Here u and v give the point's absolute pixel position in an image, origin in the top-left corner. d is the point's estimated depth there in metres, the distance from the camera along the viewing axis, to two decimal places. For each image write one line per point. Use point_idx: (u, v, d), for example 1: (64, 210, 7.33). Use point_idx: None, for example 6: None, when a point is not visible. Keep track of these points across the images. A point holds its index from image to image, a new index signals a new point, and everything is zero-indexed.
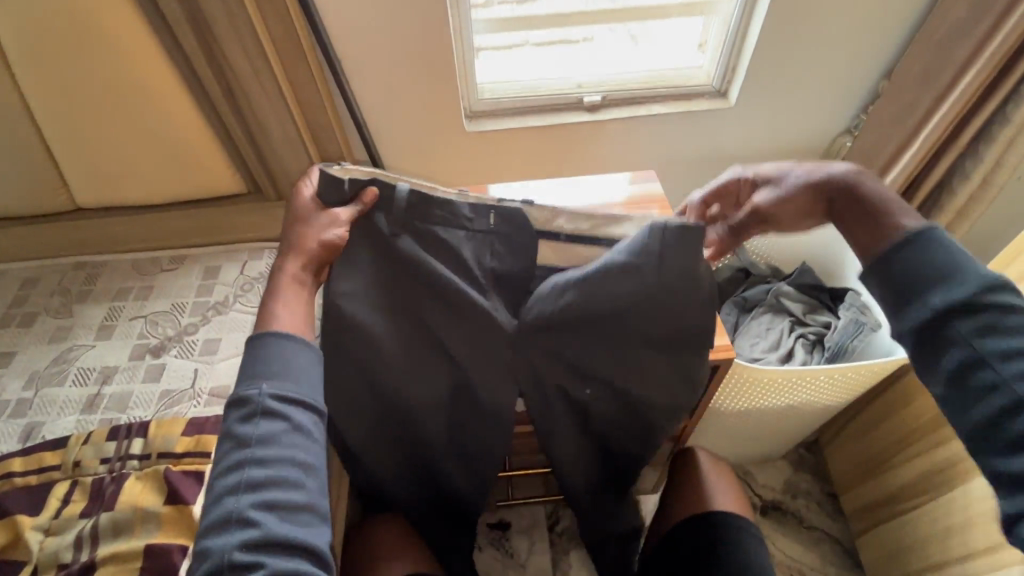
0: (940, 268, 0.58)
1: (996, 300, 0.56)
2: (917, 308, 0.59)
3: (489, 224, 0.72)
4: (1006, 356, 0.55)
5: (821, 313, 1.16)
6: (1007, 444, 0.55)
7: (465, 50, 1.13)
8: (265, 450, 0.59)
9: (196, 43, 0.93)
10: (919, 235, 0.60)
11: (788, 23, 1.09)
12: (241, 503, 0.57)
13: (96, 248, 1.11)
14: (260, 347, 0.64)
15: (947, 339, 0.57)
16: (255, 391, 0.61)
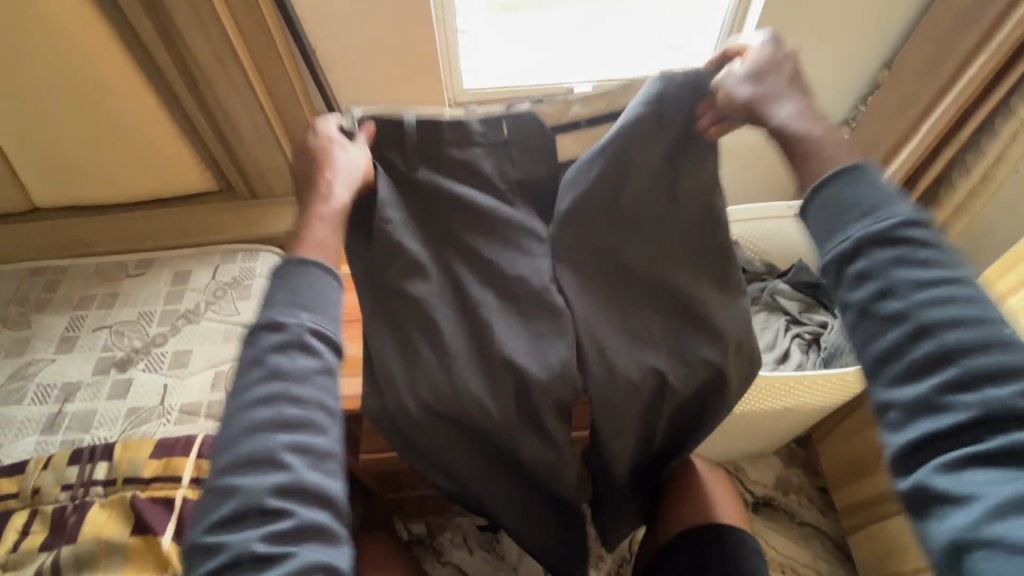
0: (873, 189, 0.45)
1: (914, 231, 0.44)
2: (837, 237, 0.46)
3: (501, 134, 0.62)
4: (924, 281, 0.43)
5: (818, 312, 1.14)
6: (901, 375, 0.44)
7: (448, 38, 1.06)
8: (301, 389, 0.45)
9: (152, 28, 0.85)
10: (861, 166, 0.47)
11: (786, 10, 1.04)
12: (268, 443, 0.43)
13: (57, 252, 1.04)
14: (285, 278, 0.48)
15: (863, 271, 0.45)
16: (292, 317, 0.46)
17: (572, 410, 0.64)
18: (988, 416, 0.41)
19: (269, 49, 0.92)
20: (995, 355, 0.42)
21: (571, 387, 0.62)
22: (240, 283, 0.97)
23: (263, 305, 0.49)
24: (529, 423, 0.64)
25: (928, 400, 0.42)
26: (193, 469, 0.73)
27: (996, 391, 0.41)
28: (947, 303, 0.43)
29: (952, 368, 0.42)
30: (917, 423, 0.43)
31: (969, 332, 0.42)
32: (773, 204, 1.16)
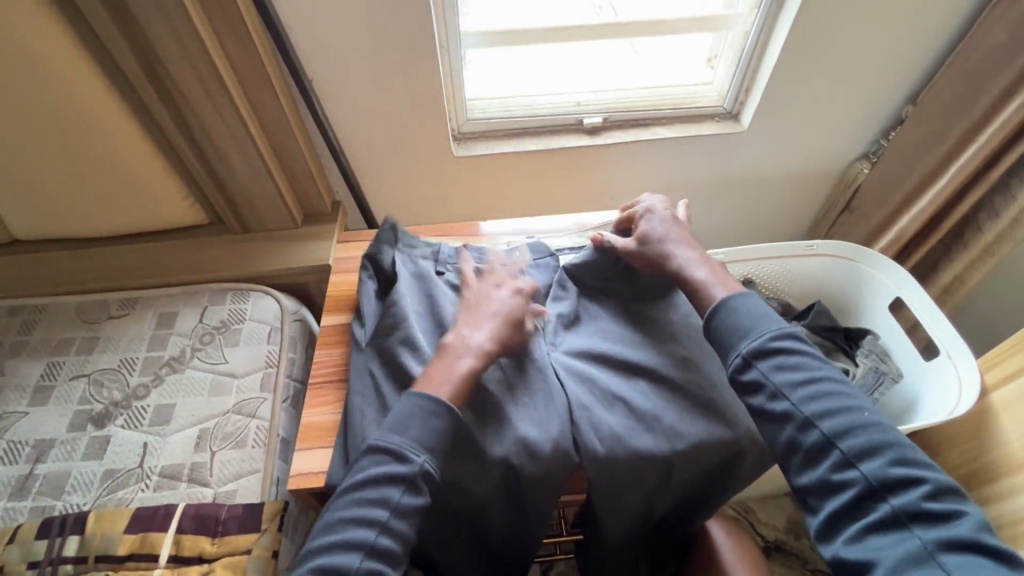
0: (746, 319, 0.65)
1: (784, 342, 0.63)
2: (732, 355, 0.64)
3: (515, 255, 0.87)
4: (795, 387, 0.60)
5: (837, 358, 1.03)
6: (802, 462, 0.59)
7: (453, 67, 1.01)
8: (400, 522, 0.58)
9: (139, 69, 0.80)
10: (731, 297, 0.68)
11: (808, 46, 0.99)
12: (356, 563, 0.56)
13: (33, 289, 0.98)
14: (411, 407, 0.62)
15: (754, 380, 0.62)
16: (415, 456, 0.59)
17: (551, 479, 0.65)
18: (868, 492, 0.55)
19: (260, 80, 0.87)
20: (866, 442, 0.56)
21: (563, 467, 0.65)
22: (228, 327, 0.91)
23: (387, 430, 0.62)
24: (508, 489, 0.66)
25: (825, 480, 0.57)
26: (171, 546, 0.68)
27: (871, 471, 0.55)
28: (825, 403, 0.59)
29: (838, 458, 0.56)
30: (825, 504, 0.57)
31: (843, 425, 0.57)
32: (793, 242, 1.11)
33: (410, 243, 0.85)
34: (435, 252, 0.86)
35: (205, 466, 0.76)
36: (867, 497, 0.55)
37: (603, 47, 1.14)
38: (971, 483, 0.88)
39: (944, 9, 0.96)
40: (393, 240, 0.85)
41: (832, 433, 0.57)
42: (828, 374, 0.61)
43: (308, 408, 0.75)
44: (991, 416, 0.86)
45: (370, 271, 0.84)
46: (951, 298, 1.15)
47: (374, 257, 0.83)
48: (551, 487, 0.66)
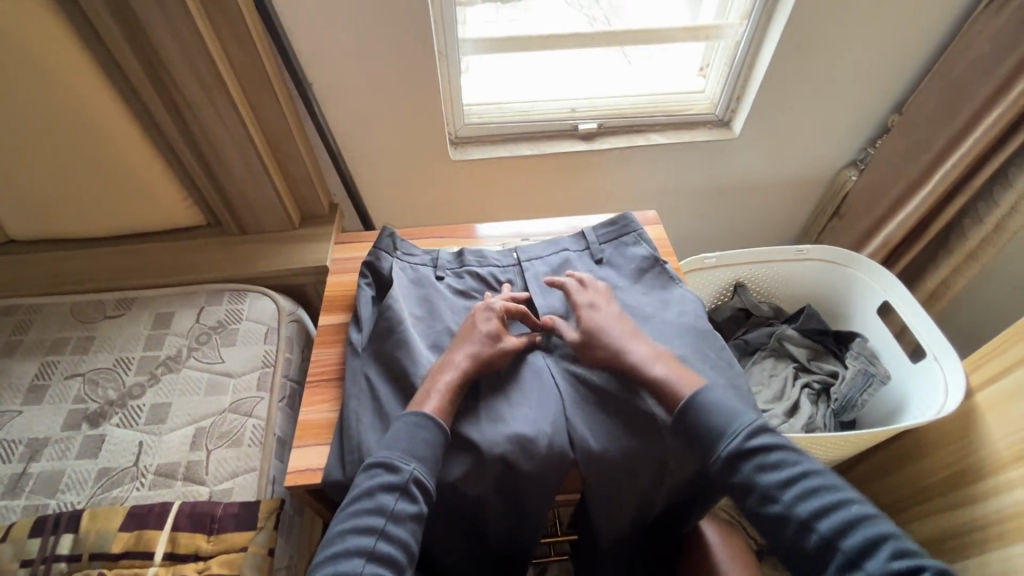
0: (717, 418, 0.64)
1: (760, 443, 0.62)
2: (714, 459, 0.63)
3: (512, 259, 0.89)
4: (782, 488, 0.60)
5: (826, 360, 1.10)
6: (810, 565, 0.58)
7: (451, 73, 1.02)
8: (398, 527, 0.58)
9: (143, 74, 0.82)
10: (694, 394, 0.66)
11: (797, 55, 1.02)
12: (360, 569, 0.56)
13: (29, 288, 0.97)
14: (404, 425, 0.64)
15: (742, 484, 0.62)
16: (405, 465, 0.61)
17: (547, 475, 0.66)
18: None
19: (261, 83, 0.88)
20: (862, 537, 0.55)
21: (559, 462, 0.66)
22: (226, 327, 0.91)
23: (384, 443, 0.64)
24: (504, 484, 0.67)
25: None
26: (167, 544, 0.67)
27: (874, 567, 0.54)
28: (810, 500, 0.59)
29: (841, 557, 0.56)
30: None
31: (836, 523, 0.57)
32: (785, 247, 1.13)
33: (409, 250, 0.86)
34: (434, 256, 0.87)
35: (201, 464, 0.76)
36: None
37: (598, 56, 1.17)
38: (960, 481, 0.90)
39: (927, 21, 0.99)
40: (392, 246, 0.85)
41: (830, 533, 0.57)
42: (808, 467, 0.61)
43: (306, 407, 0.73)
44: (978, 415, 0.87)
45: (368, 278, 0.84)
46: (938, 301, 1.17)
47: (373, 263, 0.83)
48: (546, 483, 0.66)
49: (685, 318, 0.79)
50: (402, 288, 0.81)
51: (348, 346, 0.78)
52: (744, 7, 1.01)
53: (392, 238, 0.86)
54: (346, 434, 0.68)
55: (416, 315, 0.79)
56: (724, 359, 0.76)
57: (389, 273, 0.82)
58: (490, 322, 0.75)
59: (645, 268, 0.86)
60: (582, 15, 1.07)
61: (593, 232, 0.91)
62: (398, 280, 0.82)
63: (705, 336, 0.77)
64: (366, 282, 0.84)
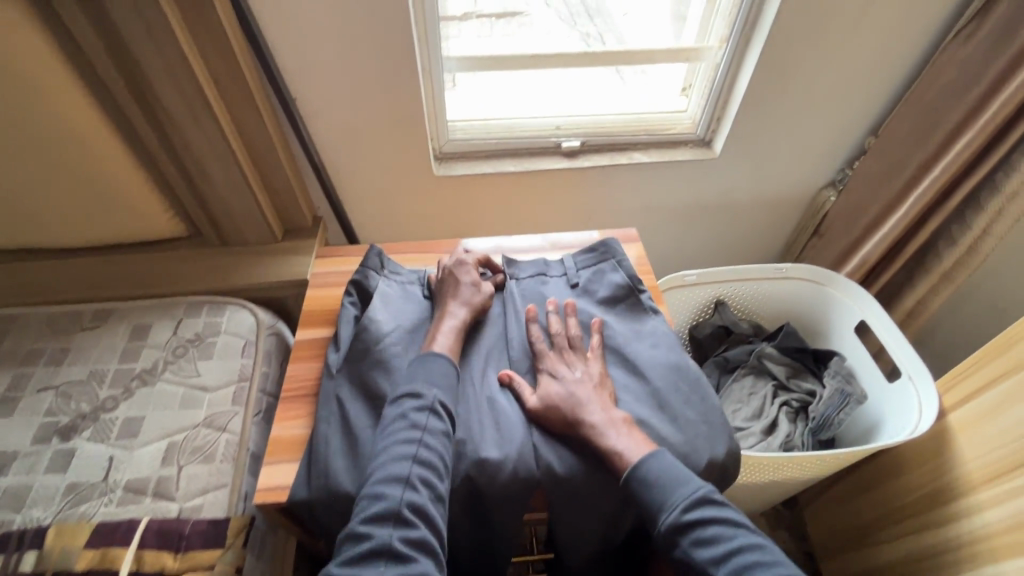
0: (658, 489, 0.63)
1: (698, 514, 0.61)
2: (654, 530, 0.62)
3: (495, 276, 0.89)
4: (717, 564, 0.58)
5: (805, 378, 1.11)
6: None
7: (435, 90, 1.04)
8: (435, 438, 0.63)
9: (124, 86, 0.82)
10: (637, 463, 0.64)
11: (775, 78, 1.04)
12: (408, 471, 0.60)
13: (4, 299, 0.97)
14: (422, 363, 0.70)
15: (681, 558, 0.60)
16: (428, 391, 0.67)
17: (511, 496, 0.66)
18: None
19: (244, 98, 0.89)
20: None
21: (525, 485, 0.66)
22: (203, 340, 0.91)
23: (405, 379, 0.69)
24: (469, 503, 0.67)
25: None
26: (133, 562, 0.67)
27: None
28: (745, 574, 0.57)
29: None
30: None
31: None
32: (764, 265, 1.15)
33: (396, 269, 0.87)
34: (421, 276, 0.88)
35: (171, 480, 0.75)
36: None
37: (582, 75, 1.18)
38: (934, 501, 0.90)
39: (900, 47, 1.01)
40: (379, 266, 0.86)
41: None
42: (746, 542, 0.59)
43: (278, 422, 0.73)
44: (951, 435, 0.88)
45: (352, 296, 0.83)
46: (914, 321, 1.18)
47: (359, 281, 0.83)
48: (511, 503, 0.66)
49: (659, 349, 0.79)
50: (387, 306, 0.81)
51: (325, 366, 0.77)
52: (722, 31, 1.04)
53: (377, 256, 0.86)
54: (311, 454, 0.68)
55: (398, 330, 0.78)
56: (700, 393, 0.75)
57: (376, 291, 0.82)
58: (470, 274, 0.84)
59: (620, 296, 0.86)
60: (573, 32, 1.08)
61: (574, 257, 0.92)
62: (381, 298, 0.82)
63: (681, 367, 0.77)
64: (351, 301, 0.83)
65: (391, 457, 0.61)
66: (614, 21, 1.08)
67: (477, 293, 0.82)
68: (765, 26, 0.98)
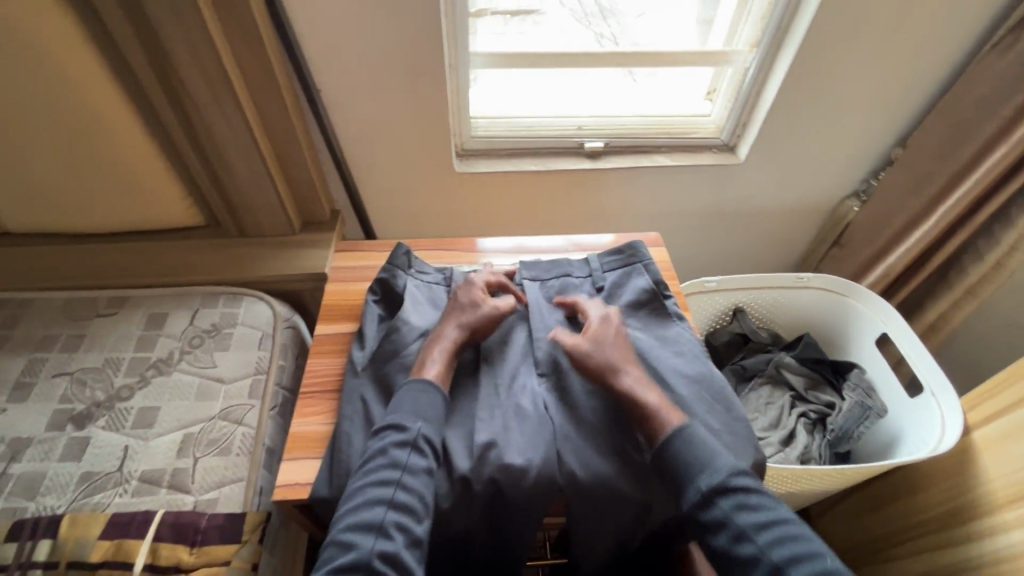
0: (702, 451, 0.63)
1: (741, 480, 0.61)
2: (691, 490, 0.61)
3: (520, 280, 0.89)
4: (758, 530, 0.57)
5: (824, 390, 1.10)
6: None
7: (460, 86, 1.02)
8: (415, 478, 0.60)
9: (151, 72, 0.81)
10: (681, 427, 0.65)
11: (805, 85, 1.03)
12: (382, 516, 0.57)
13: (19, 282, 0.96)
14: (408, 392, 0.68)
15: (717, 519, 0.59)
16: (411, 424, 0.64)
17: (532, 500, 0.65)
18: None
19: (270, 90, 0.88)
20: None
21: (545, 491, 0.65)
22: (219, 331, 0.90)
23: (391, 410, 0.67)
24: (489, 505, 0.66)
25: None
26: (147, 555, 0.66)
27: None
28: (786, 544, 0.57)
29: None
30: None
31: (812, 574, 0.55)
32: (785, 274, 1.14)
33: (423, 268, 0.87)
34: (447, 276, 0.88)
35: (187, 473, 0.74)
36: None
37: (599, 75, 1.16)
38: (953, 520, 0.89)
39: (934, 58, 1.00)
40: (407, 264, 0.86)
41: None
42: (785, 514, 0.59)
43: (299, 418, 0.72)
44: (974, 454, 0.87)
45: (377, 295, 0.84)
46: (935, 335, 1.17)
47: (386, 280, 0.84)
48: (532, 507, 0.65)
49: (684, 357, 0.78)
50: (413, 307, 0.82)
51: (349, 364, 0.77)
52: (752, 36, 1.02)
53: (403, 255, 0.86)
54: (332, 453, 0.67)
55: (426, 332, 0.79)
56: (726, 403, 0.74)
57: (404, 290, 0.83)
58: (473, 293, 0.80)
59: (645, 300, 0.85)
60: (589, 33, 1.06)
61: (597, 259, 0.91)
62: (409, 298, 0.83)
63: (706, 376, 0.76)
64: (375, 299, 0.84)
65: (365, 498, 0.59)
66: (629, 23, 1.06)
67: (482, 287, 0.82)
68: (798, 32, 0.97)
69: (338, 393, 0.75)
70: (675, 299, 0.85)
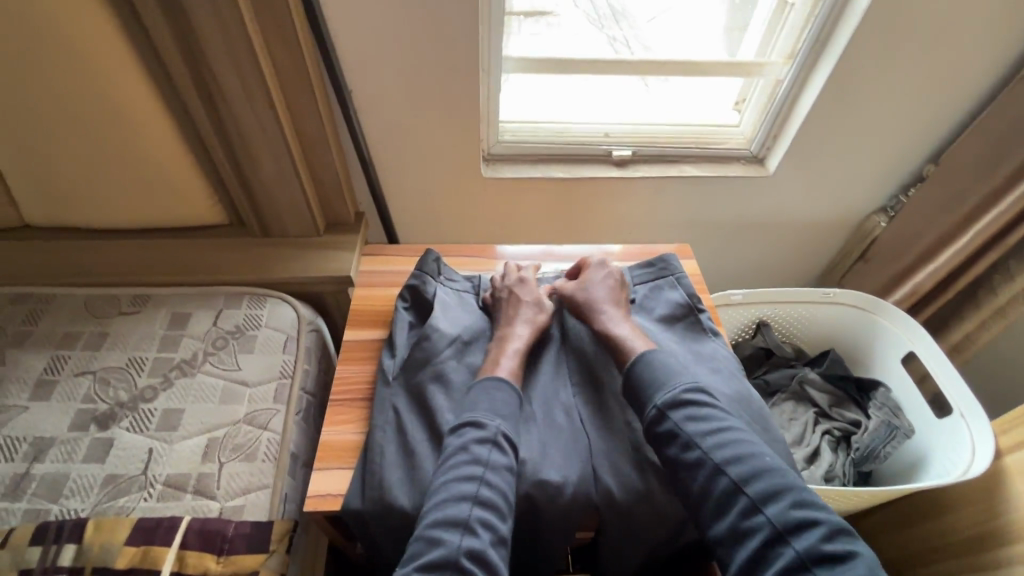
0: (662, 372, 0.68)
1: (694, 395, 0.66)
2: (650, 406, 0.66)
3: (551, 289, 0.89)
4: (704, 436, 0.62)
5: (849, 408, 1.08)
6: (714, 509, 0.60)
7: (491, 90, 1.01)
8: (496, 475, 0.61)
9: (186, 69, 0.80)
10: (645, 353, 0.71)
11: (839, 98, 1.01)
12: (468, 512, 0.58)
13: (41, 277, 0.95)
14: (483, 390, 0.68)
15: (669, 431, 0.64)
16: (490, 421, 0.65)
17: (570, 517, 0.64)
18: (774, 537, 0.56)
19: (303, 90, 0.87)
20: (768, 487, 0.58)
21: (587, 509, 0.64)
22: (244, 332, 0.89)
23: (466, 407, 0.67)
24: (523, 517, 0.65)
25: (735, 527, 0.58)
26: (174, 563, 0.65)
27: (776, 515, 0.57)
28: (729, 448, 0.61)
29: (742, 499, 0.59)
30: (737, 546, 0.57)
31: (748, 473, 0.59)
32: (811, 289, 1.12)
33: (452, 275, 0.87)
34: (481, 286, 0.88)
35: (212, 478, 0.73)
36: (774, 533, 0.56)
37: (619, 82, 1.14)
38: (977, 546, 0.87)
39: (973, 75, 0.99)
40: (436, 270, 0.85)
41: (740, 478, 0.59)
42: (732, 424, 0.64)
43: (330, 426, 0.73)
44: (1005, 479, 0.86)
45: (407, 301, 0.84)
46: (960, 355, 1.15)
47: (416, 286, 0.83)
48: (572, 522, 0.64)
49: (721, 375, 0.77)
50: (446, 313, 0.81)
51: (380, 371, 0.77)
52: (788, 47, 1.01)
53: (432, 261, 0.86)
54: (369, 463, 0.67)
55: (460, 339, 0.78)
56: (764, 424, 0.73)
57: (435, 298, 0.82)
58: (532, 291, 0.82)
59: (679, 314, 0.84)
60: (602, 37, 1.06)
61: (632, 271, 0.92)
62: (441, 305, 0.82)
63: (744, 395, 0.75)
64: (405, 306, 0.83)
65: (451, 495, 0.59)
66: (639, 26, 1.05)
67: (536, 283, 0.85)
68: (838, 44, 0.95)
69: (371, 401, 0.76)
70: (710, 314, 0.84)
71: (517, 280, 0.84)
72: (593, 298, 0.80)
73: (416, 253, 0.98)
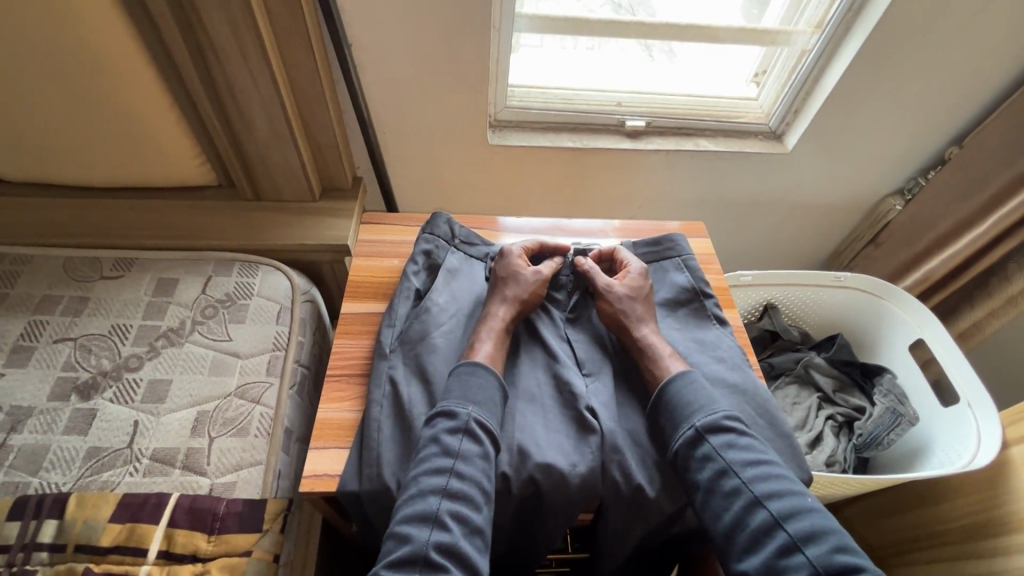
0: (700, 394, 0.66)
1: (733, 423, 0.64)
2: (685, 426, 0.64)
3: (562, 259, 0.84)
4: (745, 464, 0.60)
5: (852, 394, 1.06)
6: (747, 543, 0.57)
7: (501, 51, 0.94)
8: (468, 465, 0.59)
9: (171, 15, 0.72)
10: (687, 372, 0.68)
11: (869, 74, 0.96)
12: (437, 506, 0.56)
13: (17, 236, 0.89)
14: (464, 376, 0.66)
15: (705, 454, 0.62)
16: (462, 409, 0.62)
17: (572, 504, 0.62)
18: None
19: (300, 45, 0.80)
20: (811, 525, 0.56)
21: (589, 499, 0.62)
22: (234, 301, 0.84)
23: (442, 395, 0.65)
24: (521, 501, 0.63)
25: (769, 565, 0.55)
26: (163, 541, 0.63)
27: (815, 555, 0.54)
28: (771, 479, 0.59)
29: (781, 537, 0.56)
30: None
31: (789, 508, 0.57)
32: (821, 271, 1.09)
33: (467, 239, 0.85)
34: (491, 257, 0.84)
35: (201, 454, 0.70)
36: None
37: (628, 50, 1.07)
38: (976, 533, 0.86)
39: (1007, 55, 0.94)
40: (449, 234, 0.83)
41: (781, 513, 0.57)
42: (772, 457, 0.62)
43: (326, 403, 0.69)
44: (1011, 469, 0.84)
45: (418, 265, 0.80)
46: (967, 342, 1.14)
47: (428, 251, 0.81)
48: (574, 511, 0.62)
49: (726, 364, 0.74)
50: (448, 285, 0.78)
51: (377, 344, 0.73)
52: (817, 16, 0.95)
53: (443, 221, 0.84)
54: (366, 444, 0.63)
55: (459, 313, 0.76)
56: (771, 418, 0.71)
57: (444, 264, 0.80)
58: (512, 264, 0.79)
59: (683, 299, 0.82)
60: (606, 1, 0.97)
61: (639, 246, 0.87)
62: (448, 273, 0.79)
63: (750, 390, 0.72)
64: (416, 270, 0.79)
65: (416, 490, 0.57)
66: None
67: (520, 255, 0.81)
68: (873, 15, 0.89)
69: (368, 377, 0.72)
70: (716, 301, 0.80)
71: (499, 253, 0.81)
72: (626, 305, 0.75)
73: (418, 222, 0.93)
